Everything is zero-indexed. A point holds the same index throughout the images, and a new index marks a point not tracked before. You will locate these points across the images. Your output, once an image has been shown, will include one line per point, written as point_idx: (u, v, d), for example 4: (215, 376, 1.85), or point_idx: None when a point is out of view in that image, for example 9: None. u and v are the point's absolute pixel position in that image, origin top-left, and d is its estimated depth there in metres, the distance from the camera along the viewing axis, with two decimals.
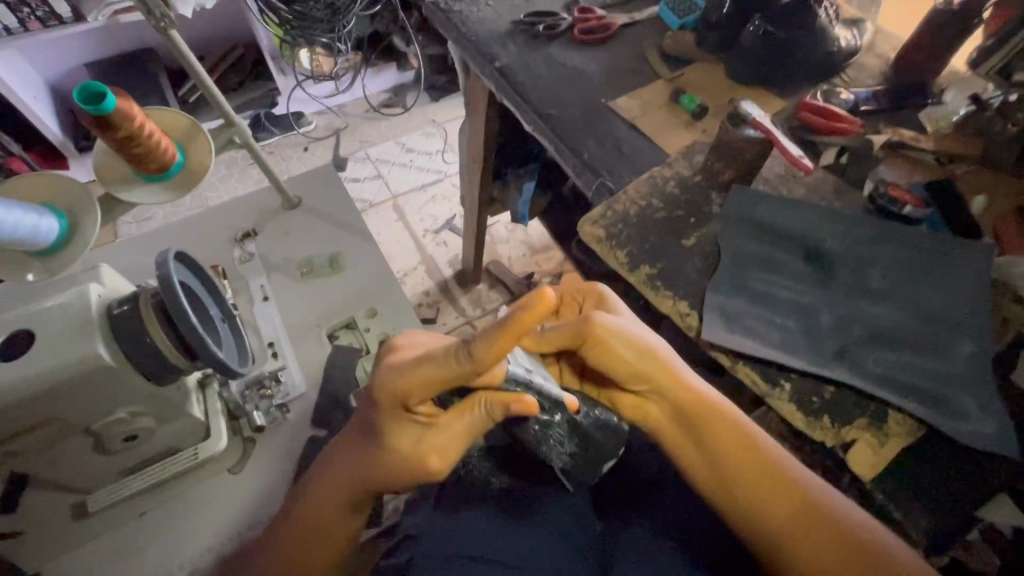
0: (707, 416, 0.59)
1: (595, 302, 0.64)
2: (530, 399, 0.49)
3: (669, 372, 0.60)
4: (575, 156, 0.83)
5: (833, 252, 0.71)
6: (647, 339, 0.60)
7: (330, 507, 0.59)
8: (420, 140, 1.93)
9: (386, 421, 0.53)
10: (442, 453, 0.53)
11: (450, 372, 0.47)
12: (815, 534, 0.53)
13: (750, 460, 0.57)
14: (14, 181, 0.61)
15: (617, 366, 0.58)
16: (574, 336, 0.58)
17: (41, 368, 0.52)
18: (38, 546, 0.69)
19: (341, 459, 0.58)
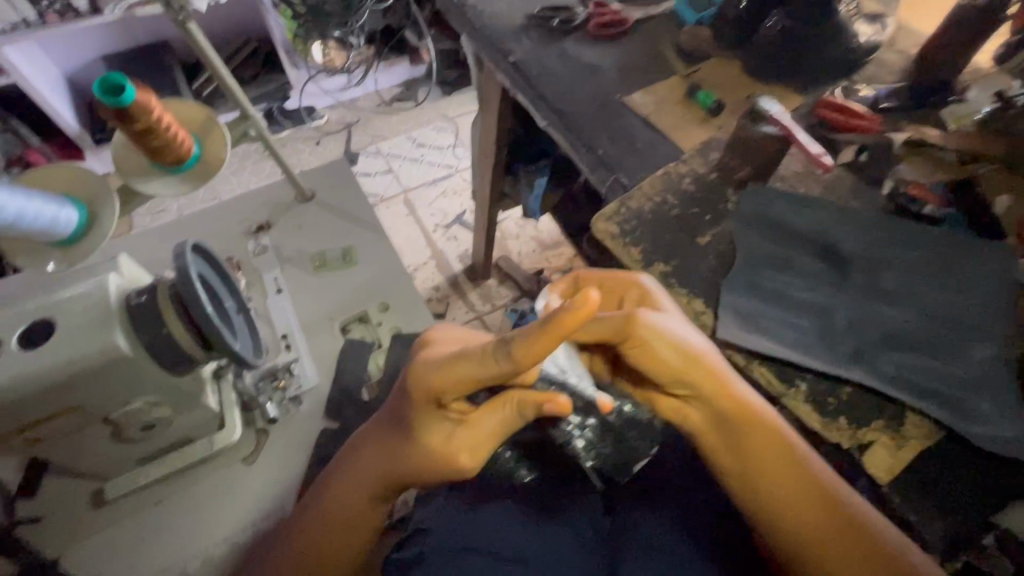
0: (750, 424, 0.57)
1: (640, 296, 0.62)
2: (565, 401, 0.51)
3: (714, 378, 0.57)
4: (589, 152, 0.83)
5: (852, 251, 0.70)
6: (693, 340, 0.57)
7: (349, 500, 0.60)
8: (431, 135, 1.93)
9: (419, 415, 0.54)
10: (472, 451, 0.55)
11: (488, 369, 0.46)
12: (841, 544, 0.53)
13: (788, 470, 0.56)
14: (38, 172, 0.62)
15: (656, 365, 0.56)
16: (616, 331, 0.56)
17: (62, 358, 0.53)
18: (58, 531, 0.70)
19: (369, 450, 0.60)
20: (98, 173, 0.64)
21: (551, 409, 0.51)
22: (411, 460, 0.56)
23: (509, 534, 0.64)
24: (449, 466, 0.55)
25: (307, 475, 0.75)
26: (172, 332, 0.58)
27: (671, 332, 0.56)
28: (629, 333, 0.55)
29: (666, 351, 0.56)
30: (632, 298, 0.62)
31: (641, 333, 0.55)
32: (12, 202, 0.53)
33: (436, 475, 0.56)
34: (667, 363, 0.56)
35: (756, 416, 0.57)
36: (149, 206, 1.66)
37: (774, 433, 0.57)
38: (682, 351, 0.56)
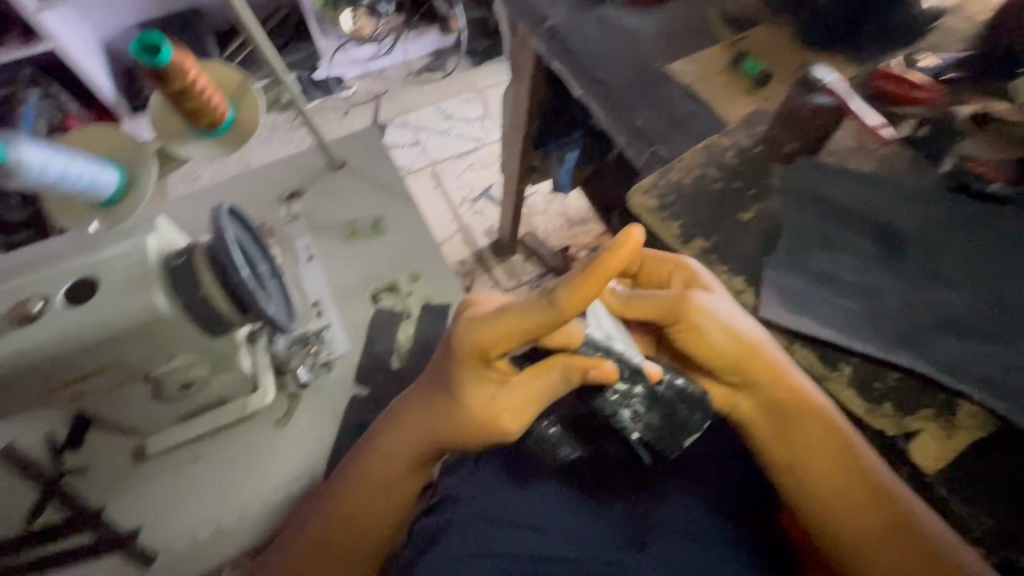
0: (800, 412, 0.59)
1: (685, 275, 0.62)
2: (613, 367, 0.52)
3: (768, 369, 0.58)
4: (627, 123, 0.79)
5: (906, 231, 0.66)
6: (746, 325, 0.58)
7: (387, 468, 0.62)
8: (459, 106, 1.89)
9: (464, 375, 0.55)
10: (516, 412, 0.55)
11: (533, 320, 0.49)
12: (885, 536, 0.56)
13: (836, 458, 0.58)
14: (82, 133, 0.63)
15: (707, 348, 0.58)
16: (665, 312, 0.58)
17: (107, 315, 0.54)
18: (103, 482, 0.73)
19: (409, 414, 0.61)
20: (140, 139, 0.64)
21: (599, 374, 0.52)
22: (454, 421, 0.57)
23: (537, 505, 0.65)
24: (494, 430, 0.56)
25: (337, 440, 0.76)
26: (210, 294, 0.59)
27: (724, 316, 0.57)
28: (679, 314, 0.57)
29: (718, 335, 0.57)
30: (676, 278, 0.63)
31: (693, 316, 0.57)
32: (55, 162, 0.54)
33: (481, 437, 0.57)
34: (718, 348, 0.58)
35: (807, 404, 0.59)
36: (183, 174, 1.68)
37: (824, 421, 0.59)
38: (737, 337, 0.57)
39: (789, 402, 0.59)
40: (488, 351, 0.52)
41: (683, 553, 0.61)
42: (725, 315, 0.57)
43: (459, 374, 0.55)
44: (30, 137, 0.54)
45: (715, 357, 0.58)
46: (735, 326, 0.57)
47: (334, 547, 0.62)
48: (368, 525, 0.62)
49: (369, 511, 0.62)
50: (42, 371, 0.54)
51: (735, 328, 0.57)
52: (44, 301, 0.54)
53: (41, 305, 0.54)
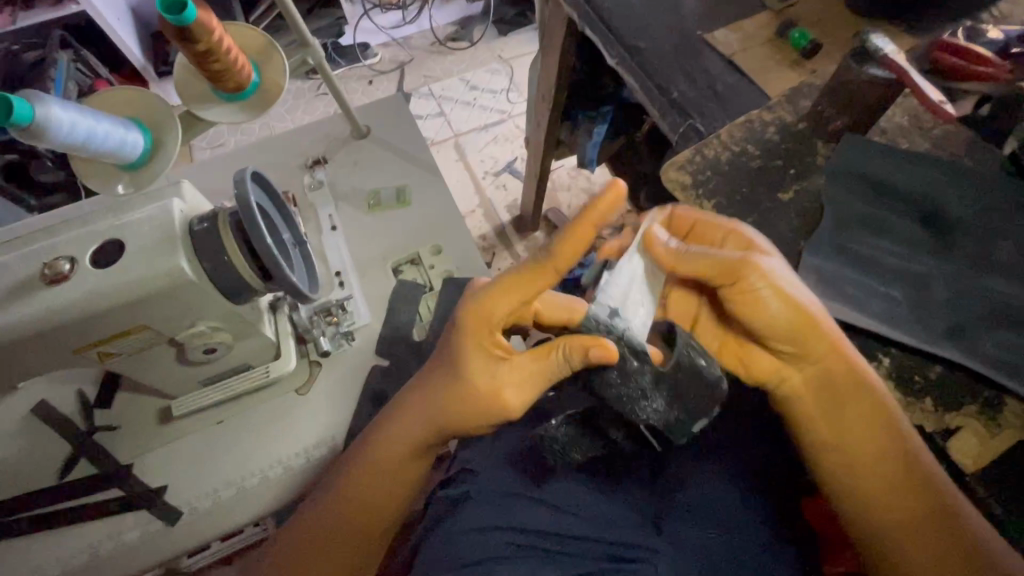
0: (856, 396, 0.54)
1: (743, 238, 0.56)
2: (611, 349, 0.50)
3: (828, 343, 0.54)
4: (663, 95, 0.75)
5: (958, 216, 0.63)
6: (809, 297, 0.54)
7: (398, 444, 0.61)
8: (485, 77, 1.85)
9: (469, 346, 0.55)
10: (518, 390, 0.55)
11: (539, 283, 0.51)
12: (927, 527, 0.53)
13: (886, 447, 0.54)
14: (112, 92, 0.61)
15: (764, 314, 0.53)
16: (722, 271, 0.52)
17: (134, 277, 0.54)
18: (130, 441, 0.75)
19: (419, 389, 0.60)
20: (171, 106, 0.63)
21: (597, 354, 0.50)
22: (461, 398, 0.57)
23: (552, 482, 0.65)
24: (497, 408, 0.55)
25: (356, 410, 0.77)
26: (233, 261, 0.58)
27: (788, 284, 0.53)
28: (737, 276, 0.52)
29: (779, 304, 0.52)
30: (733, 239, 0.57)
31: (755, 280, 0.52)
32: (81, 121, 0.53)
33: (484, 418, 0.57)
34: (776, 316, 0.53)
35: (865, 388, 0.54)
36: (208, 139, 1.69)
37: (880, 407, 0.55)
38: (798, 308, 0.53)
39: (847, 385, 0.54)
40: (493, 322, 0.54)
41: (698, 537, 0.61)
42: (788, 282, 0.53)
43: (462, 348, 0.56)
44: (57, 97, 0.54)
45: (769, 324, 0.54)
46: (798, 297, 0.53)
47: (351, 517, 0.62)
48: (379, 499, 0.62)
49: (383, 484, 0.62)
50: (70, 331, 0.55)
51: (798, 299, 0.53)
52: (72, 261, 0.54)
53: (69, 265, 0.54)
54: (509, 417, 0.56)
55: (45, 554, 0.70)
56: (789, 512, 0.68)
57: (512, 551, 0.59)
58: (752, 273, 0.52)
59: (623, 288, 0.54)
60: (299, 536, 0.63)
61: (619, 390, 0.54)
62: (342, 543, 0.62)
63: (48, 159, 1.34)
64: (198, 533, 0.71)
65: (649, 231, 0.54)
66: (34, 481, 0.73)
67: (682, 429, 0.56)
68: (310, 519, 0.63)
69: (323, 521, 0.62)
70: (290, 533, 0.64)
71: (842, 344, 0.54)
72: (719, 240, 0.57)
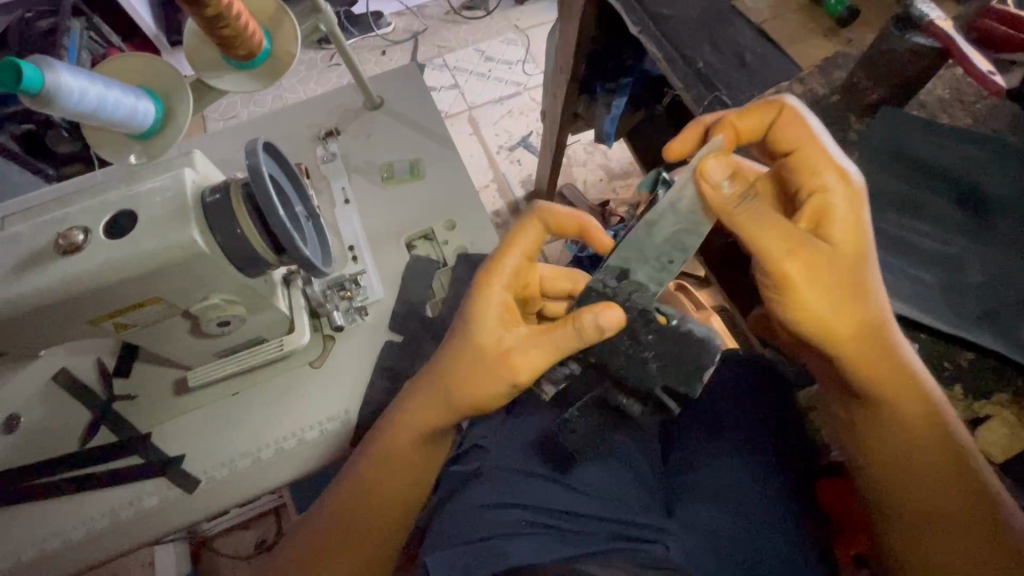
0: (893, 397, 0.52)
1: (821, 205, 0.49)
2: (619, 313, 0.50)
3: (863, 333, 0.50)
4: (687, 66, 0.72)
5: (998, 196, 0.61)
6: (863, 289, 0.49)
7: (411, 424, 0.61)
8: (501, 47, 1.79)
9: (482, 307, 0.56)
10: (526, 352, 0.53)
11: (535, 240, 0.60)
12: (945, 518, 0.52)
13: (921, 449, 0.53)
14: (125, 58, 0.60)
15: (800, 290, 0.48)
16: (761, 236, 0.48)
17: (147, 248, 0.54)
18: (148, 410, 0.76)
19: (435, 366, 0.59)
20: (185, 77, 0.61)
21: (609, 318, 0.50)
22: (472, 371, 0.55)
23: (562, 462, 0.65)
24: (507, 375, 0.54)
25: (370, 383, 0.77)
26: (246, 233, 0.58)
27: (834, 275, 0.48)
28: (772, 251, 0.48)
29: (815, 297, 0.48)
30: (813, 198, 0.49)
31: (786, 268, 0.48)
32: (92, 89, 0.52)
33: (492, 386, 0.54)
34: (809, 297, 0.48)
35: (908, 387, 0.52)
36: (221, 111, 1.67)
37: (922, 406, 0.52)
38: (839, 308, 0.49)
39: (882, 387, 0.52)
40: (507, 279, 0.58)
41: (715, 517, 0.61)
42: (836, 274, 0.48)
43: (482, 307, 0.57)
44: (67, 64, 0.53)
45: (797, 308, 0.49)
46: (845, 291, 0.48)
47: (370, 502, 0.62)
48: (392, 483, 0.62)
49: (397, 467, 0.62)
50: (85, 302, 0.55)
51: (841, 295, 0.48)
52: (85, 232, 0.54)
53: (83, 235, 0.54)
54: (513, 383, 0.54)
55: (68, 518, 0.71)
56: (810, 501, 0.67)
57: (521, 528, 0.59)
58: (787, 261, 0.48)
59: (636, 249, 0.57)
60: (318, 531, 0.63)
61: (630, 358, 0.59)
62: (360, 540, 0.61)
63: (64, 128, 1.34)
64: (215, 502, 0.72)
65: (702, 164, 0.48)
66: (55, 448, 0.75)
67: (691, 379, 0.58)
68: (327, 519, 0.63)
69: (341, 512, 0.62)
70: (312, 522, 0.64)
71: (890, 343, 0.51)
72: (804, 185, 0.51)
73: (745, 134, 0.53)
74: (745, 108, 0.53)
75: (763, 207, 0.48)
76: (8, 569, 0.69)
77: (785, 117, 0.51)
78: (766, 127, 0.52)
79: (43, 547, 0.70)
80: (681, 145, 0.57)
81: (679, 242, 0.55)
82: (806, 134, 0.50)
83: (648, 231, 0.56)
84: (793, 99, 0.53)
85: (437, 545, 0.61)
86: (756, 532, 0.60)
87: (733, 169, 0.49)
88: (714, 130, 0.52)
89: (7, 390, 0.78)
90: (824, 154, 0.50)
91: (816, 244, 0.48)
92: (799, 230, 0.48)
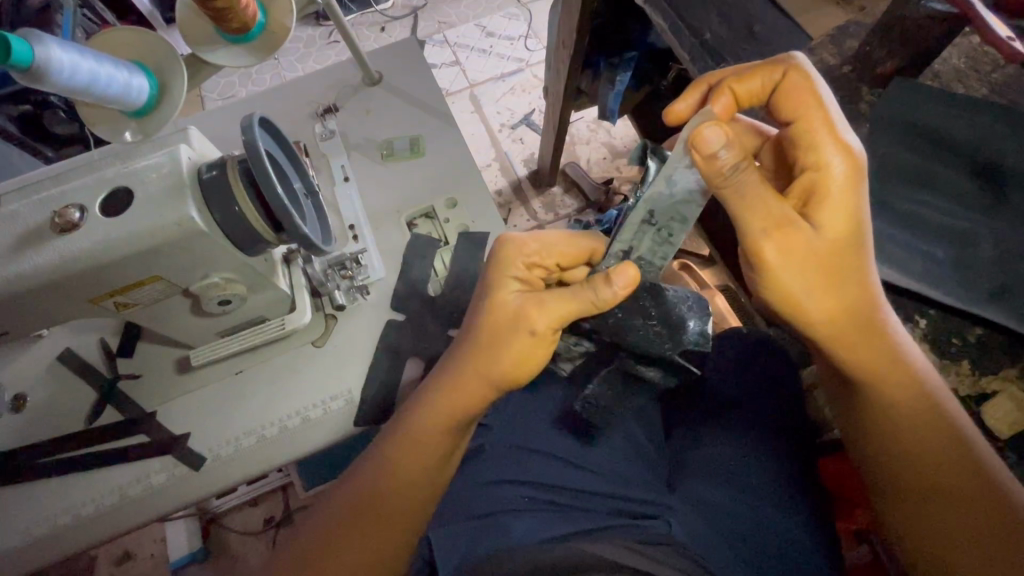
0: (880, 380, 0.52)
1: (811, 181, 0.47)
2: (635, 272, 0.53)
3: (850, 318, 0.49)
4: (693, 37, 0.69)
5: (1013, 170, 0.60)
6: (849, 273, 0.48)
7: (435, 413, 0.58)
8: (502, 22, 1.75)
9: (500, 272, 0.58)
10: (542, 306, 0.54)
11: (579, 251, 0.61)
12: (934, 499, 0.52)
13: (911, 431, 0.53)
14: (119, 32, 0.59)
15: (785, 271, 0.47)
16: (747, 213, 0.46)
17: (144, 225, 0.53)
18: (153, 390, 0.77)
19: (457, 356, 0.59)
20: (179, 53, 0.59)
21: (624, 280, 0.52)
22: (494, 344, 0.56)
23: (565, 438, 0.66)
24: (524, 325, 0.55)
25: (372, 361, 0.77)
26: (244, 211, 0.57)
27: (816, 260, 0.47)
28: (752, 230, 0.46)
29: (797, 281, 0.47)
30: (804, 174, 0.48)
31: (763, 247, 0.46)
32: (82, 64, 0.51)
33: (512, 350, 0.55)
34: (793, 278, 0.47)
35: (895, 371, 0.52)
36: (219, 90, 1.65)
37: (913, 390, 0.52)
38: (819, 295, 0.48)
39: (867, 373, 0.52)
40: (527, 247, 0.59)
41: (715, 496, 0.61)
42: (818, 259, 0.47)
43: (504, 272, 0.58)
44: (57, 37, 0.52)
45: (785, 290, 0.48)
46: (827, 277, 0.47)
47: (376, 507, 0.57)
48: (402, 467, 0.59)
49: (415, 454, 0.58)
50: (84, 281, 0.55)
51: (822, 280, 0.47)
52: (82, 210, 0.54)
53: (79, 214, 0.53)
54: (528, 338, 0.55)
55: (76, 495, 0.72)
56: (813, 478, 0.67)
57: (526, 505, 0.59)
58: (763, 240, 0.46)
59: (634, 229, 0.56)
60: (321, 526, 0.58)
61: (642, 331, 0.61)
62: (386, 534, 0.57)
63: (62, 109, 1.32)
64: (221, 479, 0.73)
65: (698, 132, 0.44)
66: (63, 427, 0.76)
67: (695, 337, 0.61)
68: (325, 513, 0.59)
69: (352, 503, 0.58)
70: (305, 525, 0.60)
71: (876, 328, 0.50)
72: (800, 158, 0.49)
73: (746, 99, 0.51)
74: (745, 72, 0.51)
75: (755, 180, 0.45)
76: (20, 544, 0.70)
77: (785, 84, 0.50)
78: (771, 89, 0.51)
79: (53, 523, 0.71)
80: (683, 106, 0.55)
81: (678, 216, 0.55)
82: (807, 98, 0.48)
83: (648, 212, 0.55)
84: (795, 63, 0.50)
85: (441, 520, 0.62)
86: (758, 509, 0.61)
87: (732, 135, 0.45)
88: (710, 98, 0.51)
89: (13, 371, 0.78)
90: (823, 124, 0.48)
91: (804, 226, 0.46)
92: (783, 207, 0.46)
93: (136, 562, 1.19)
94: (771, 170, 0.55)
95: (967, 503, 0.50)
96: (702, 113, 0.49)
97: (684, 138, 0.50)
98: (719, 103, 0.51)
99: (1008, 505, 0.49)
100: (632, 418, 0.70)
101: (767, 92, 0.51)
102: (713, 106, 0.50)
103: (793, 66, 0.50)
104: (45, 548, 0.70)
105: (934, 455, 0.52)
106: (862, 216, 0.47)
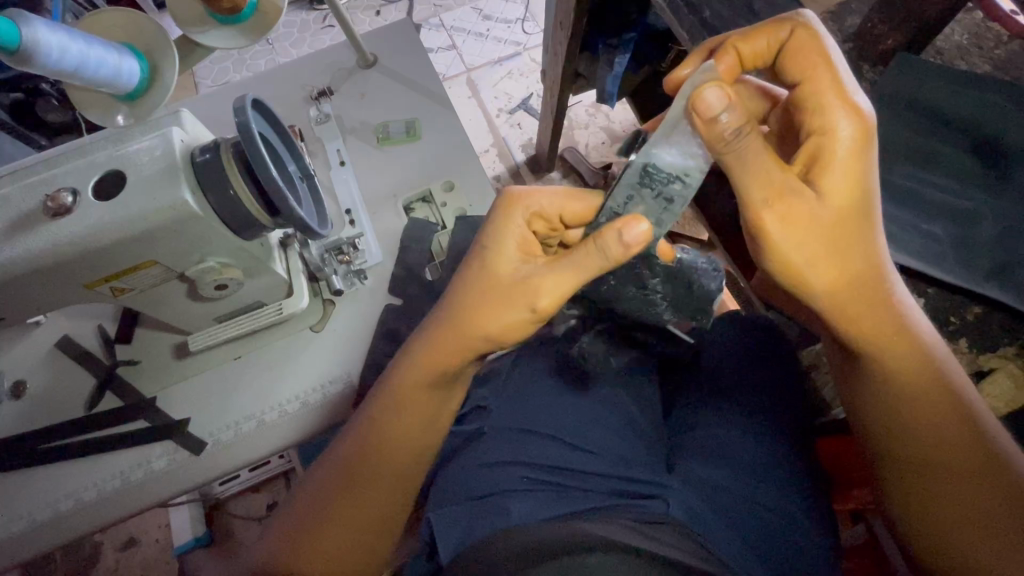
0: (880, 353, 0.52)
1: (819, 145, 0.46)
2: (646, 228, 0.49)
3: (853, 289, 0.49)
4: (692, 14, 0.68)
5: (1015, 148, 0.60)
6: (850, 243, 0.47)
7: (412, 375, 0.58)
8: (499, 5, 1.72)
9: (505, 233, 0.56)
10: (547, 279, 0.52)
11: (590, 209, 0.59)
12: (936, 468, 0.52)
13: (913, 402, 0.53)
14: (106, 14, 0.58)
15: (792, 238, 0.46)
16: (752, 181, 0.45)
17: (136, 210, 0.53)
18: (151, 374, 0.77)
19: (438, 315, 0.58)
20: (168, 34, 0.58)
21: (635, 232, 0.48)
22: (475, 311, 0.54)
23: (564, 420, 0.66)
24: (523, 301, 0.52)
25: (372, 345, 0.77)
26: (238, 193, 0.57)
27: (817, 229, 0.46)
28: (755, 199, 0.46)
29: (796, 249, 0.47)
30: (810, 139, 0.47)
31: (762, 216, 0.46)
32: (71, 46, 0.50)
33: (495, 320, 0.53)
34: (798, 246, 0.47)
35: (894, 343, 0.51)
36: (212, 76, 1.63)
37: (914, 360, 0.52)
38: (821, 265, 0.47)
39: (867, 345, 0.51)
40: (531, 203, 0.57)
41: (715, 475, 0.61)
42: (817, 229, 0.46)
43: (501, 233, 0.56)
44: (43, 17, 0.50)
45: (789, 260, 0.47)
46: (829, 246, 0.47)
47: (369, 479, 0.60)
48: (397, 445, 0.60)
49: (400, 425, 0.60)
50: (79, 265, 0.55)
51: (824, 249, 0.47)
52: (74, 194, 0.53)
53: (72, 197, 0.53)
54: (533, 314, 0.52)
55: (78, 479, 0.73)
56: (810, 458, 0.68)
57: (523, 485, 0.59)
58: (763, 209, 0.46)
59: (632, 191, 0.55)
60: (321, 503, 0.60)
61: (636, 298, 0.63)
62: (376, 492, 0.60)
63: (54, 98, 1.30)
64: (222, 463, 0.73)
65: (699, 94, 0.43)
66: (62, 413, 0.76)
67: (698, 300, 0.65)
68: (320, 485, 0.61)
69: (346, 469, 0.60)
70: (303, 501, 0.62)
71: (876, 298, 0.50)
72: (808, 122, 0.47)
73: (751, 60, 0.51)
74: (751, 31, 0.50)
75: (758, 144, 0.44)
76: (23, 529, 0.71)
77: (791, 44, 0.49)
78: (777, 50, 0.50)
79: (55, 509, 0.71)
80: (685, 73, 0.55)
81: (679, 178, 0.53)
82: (813, 60, 0.47)
83: (644, 173, 0.54)
84: (803, 21, 0.49)
85: (440, 502, 0.62)
86: (755, 489, 0.61)
87: (735, 98, 0.44)
88: (715, 56, 0.50)
89: (11, 359, 0.78)
90: (832, 86, 0.47)
91: (807, 195, 0.46)
92: (785, 175, 0.46)
93: (141, 547, 1.20)
94: (779, 134, 0.55)
95: (965, 468, 0.51)
96: (703, 71, 0.48)
97: (682, 98, 0.50)
98: (723, 63, 0.51)
99: (1009, 469, 0.51)
100: (629, 402, 0.70)
101: (773, 52, 0.50)
102: (717, 65, 0.50)
103: (800, 25, 0.49)
104: (49, 532, 0.71)
105: (935, 424, 0.52)
106: (870, 183, 0.46)
